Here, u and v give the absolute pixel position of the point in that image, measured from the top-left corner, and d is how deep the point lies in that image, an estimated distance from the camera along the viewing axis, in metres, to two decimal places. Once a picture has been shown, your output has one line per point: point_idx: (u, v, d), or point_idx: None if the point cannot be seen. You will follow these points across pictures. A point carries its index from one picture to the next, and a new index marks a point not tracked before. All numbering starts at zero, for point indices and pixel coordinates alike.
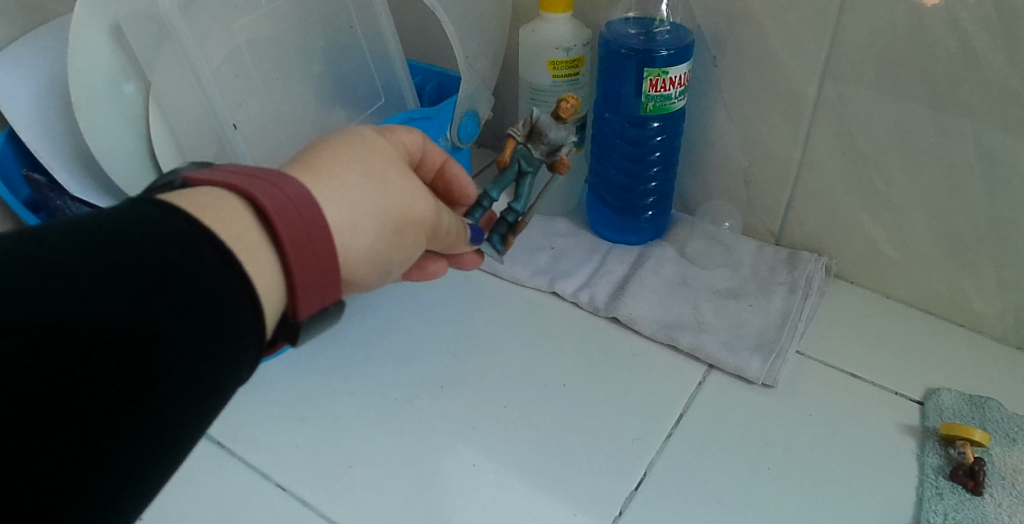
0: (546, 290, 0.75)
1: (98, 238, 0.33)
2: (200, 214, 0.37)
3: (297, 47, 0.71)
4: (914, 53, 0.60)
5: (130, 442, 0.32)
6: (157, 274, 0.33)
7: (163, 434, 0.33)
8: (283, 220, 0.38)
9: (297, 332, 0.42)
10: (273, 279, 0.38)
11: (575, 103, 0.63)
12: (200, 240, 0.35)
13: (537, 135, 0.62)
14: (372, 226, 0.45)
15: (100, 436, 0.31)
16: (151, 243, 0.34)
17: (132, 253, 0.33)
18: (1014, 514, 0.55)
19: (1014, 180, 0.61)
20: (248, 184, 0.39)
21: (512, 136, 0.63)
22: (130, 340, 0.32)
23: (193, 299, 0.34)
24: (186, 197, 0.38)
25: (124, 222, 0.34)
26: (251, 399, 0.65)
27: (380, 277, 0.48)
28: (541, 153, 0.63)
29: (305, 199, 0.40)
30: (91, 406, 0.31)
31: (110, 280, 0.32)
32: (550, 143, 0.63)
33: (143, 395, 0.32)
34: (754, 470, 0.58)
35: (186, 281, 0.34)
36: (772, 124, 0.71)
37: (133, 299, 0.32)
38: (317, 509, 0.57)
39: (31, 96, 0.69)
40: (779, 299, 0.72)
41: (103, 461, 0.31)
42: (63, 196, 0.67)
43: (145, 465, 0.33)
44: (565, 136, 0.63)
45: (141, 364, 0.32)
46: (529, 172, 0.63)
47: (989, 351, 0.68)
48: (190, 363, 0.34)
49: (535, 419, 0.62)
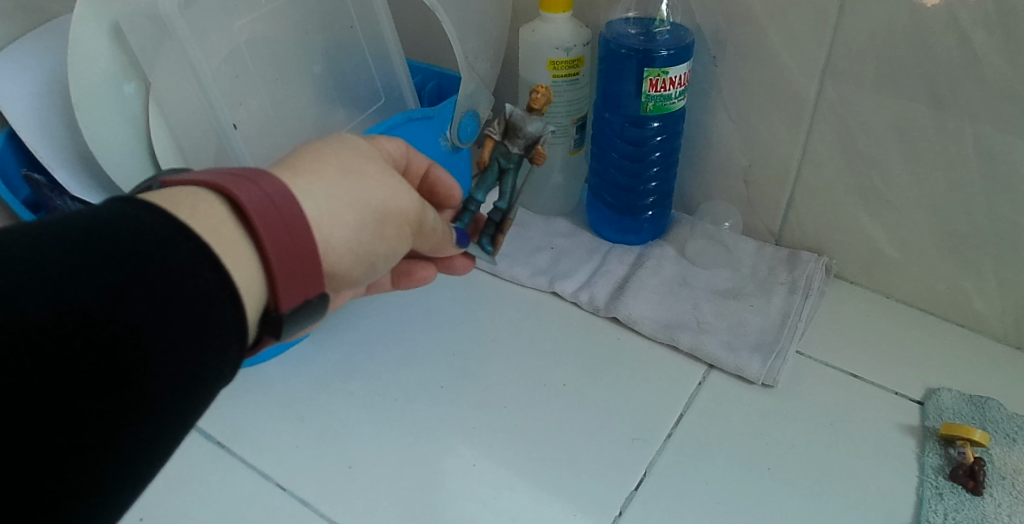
0: (546, 290, 0.75)
1: (75, 236, 0.33)
2: (173, 209, 0.37)
3: (297, 47, 0.71)
4: (913, 52, 0.61)
5: (109, 443, 0.32)
6: (132, 269, 0.33)
7: (145, 431, 0.33)
8: (260, 215, 0.38)
9: (280, 327, 0.41)
10: (250, 272, 0.38)
11: (546, 92, 0.59)
12: (177, 235, 0.35)
13: (513, 132, 0.59)
14: (353, 218, 0.44)
15: (79, 436, 0.31)
16: (124, 238, 0.33)
17: (108, 252, 0.33)
18: (1013, 514, 0.55)
19: (1015, 179, 0.61)
20: (224, 180, 0.39)
21: (489, 136, 0.60)
22: (105, 338, 0.32)
23: (169, 293, 0.34)
24: (163, 195, 0.38)
25: (98, 216, 0.34)
26: (251, 400, 0.65)
27: (365, 268, 0.47)
28: (519, 148, 0.59)
29: (282, 194, 0.40)
30: (67, 405, 0.31)
31: (87, 278, 0.32)
32: (529, 137, 0.60)
33: (120, 392, 0.32)
34: (754, 469, 0.59)
35: (163, 275, 0.34)
36: (773, 125, 0.71)
37: (107, 295, 0.32)
38: (317, 509, 0.57)
39: (28, 99, 0.69)
40: (778, 299, 0.73)
41: (84, 462, 0.31)
42: (63, 196, 0.67)
43: (129, 463, 0.33)
44: (543, 125, 0.59)
45: (117, 361, 0.32)
46: (511, 169, 0.60)
47: (989, 351, 0.68)
48: (172, 358, 0.34)
49: (537, 419, 0.62)
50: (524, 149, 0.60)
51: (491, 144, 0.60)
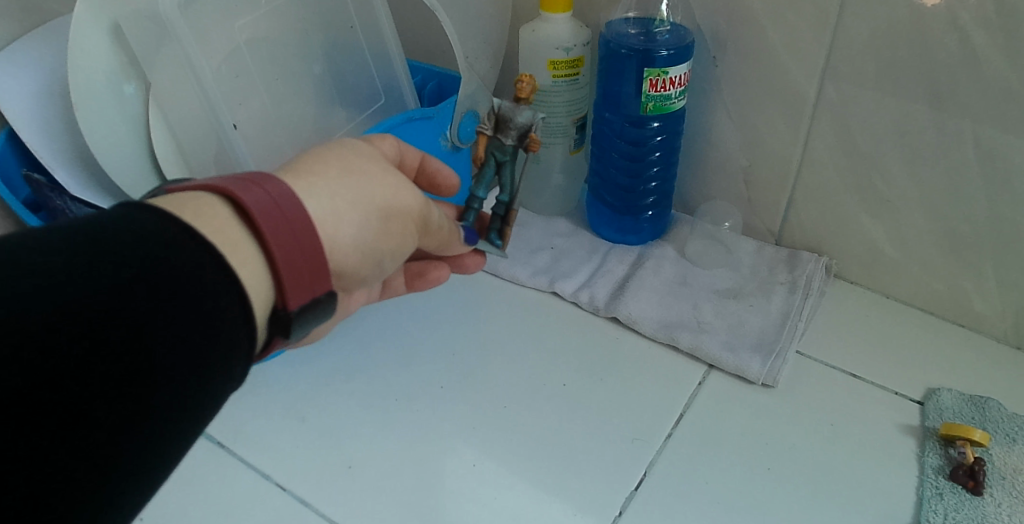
0: (546, 290, 0.75)
1: (81, 239, 0.33)
2: (179, 213, 0.37)
3: (297, 47, 0.71)
4: (914, 53, 0.61)
5: (120, 444, 0.32)
6: (137, 271, 0.33)
7: (155, 432, 0.33)
8: (264, 216, 0.38)
9: (289, 326, 0.41)
10: (257, 273, 0.38)
11: (530, 80, 0.59)
12: (183, 237, 0.35)
13: (504, 124, 0.59)
14: (357, 217, 0.44)
15: (90, 437, 0.31)
16: (129, 239, 0.33)
17: (113, 254, 0.33)
18: (1013, 514, 0.55)
19: (1015, 179, 0.61)
20: (227, 183, 0.39)
21: (481, 132, 0.60)
22: (113, 338, 0.32)
23: (175, 293, 0.34)
24: (167, 200, 0.38)
25: (102, 220, 0.34)
26: (251, 401, 0.65)
27: (371, 265, 0.47)
28: (512, 139, 0.59)
29: (286, 195, 0.40)
30: (77, 406, 0.31)
31: (94, 279, 0.32)
32: (520, 127, 0.60)
33: (129, 392, 0.32)
34: (754, 469, 0.59)
35: (170, 275, 0.34)
36: (773, 125, 0.71)
37: (114, 296, 0.32)
38: (317, 509, 0.57)
39: (28, 99, 0.69)
40: (780, 299, 0.73)
41: (96, 463, 0.31)
42: (63, 196, 0.67)
43: (140, 464, 0.33)
44: (533, 114, 0.60)
45: (126, 361, 0.32)
46: (508, 161, 0.60)
47: (988, 351, 0.69)
48: (179, 358, 0.34)
49: (536, 419, 0.62)
50: (517, 140, 0.60)
51: (484, 139, 0.60)
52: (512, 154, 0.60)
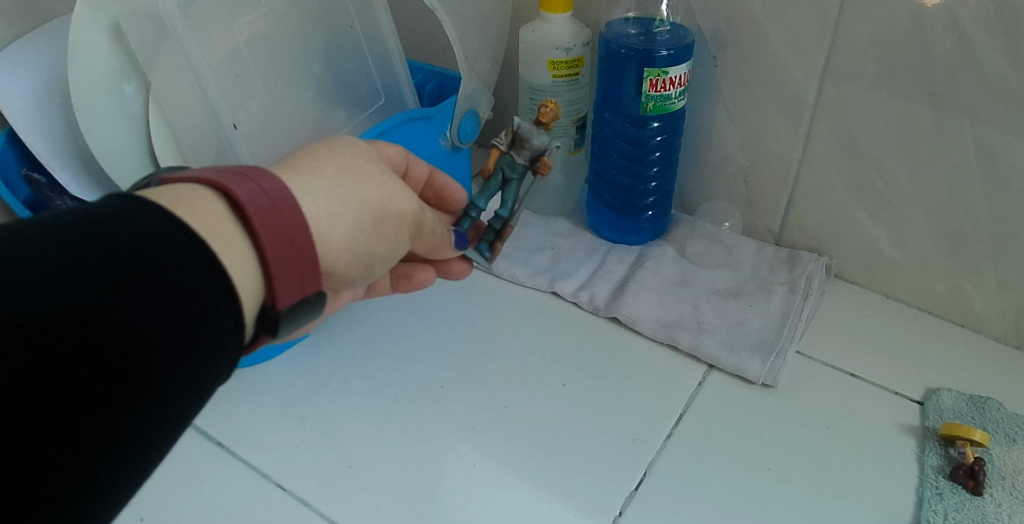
0: (546, 290, 0.75)
1: (72, 233, 0.32)
2: (172, 207, 0.37)
3: (297, 47, 0.71)
4: (913, 53, 0.61)
5: (106, 440, 0.32)
6: (129, 266, 0.33)
7: (141, 429, 0.33)
8: (258, 212, 0.38)
9: (277, 325, 0.41)
10: (247, 270, 0.38)
11: (554, 107, 0.63)
12: (175, 231, 0.35)
13: (519, 143, 0.60)
14: (351, 217, 0.44)
15: (77, 433, 0.31)
16: (121, 234, 0.33)
17: (104, 249, 0.33)
18: (1014, 514, 0.55)
19: (1015, 179, 0.61)
20: (222, 177, 0.39)
21: (495, 146, 0.61)
22: (102, 334, 0.32)
23: (167, 290, 0.34)
24: (161, 192, 0.38)
25: (95, 213, 0.34)
26: (251, 400, 0.65)
27: (362, 268, 0.47)
28: (525, 159, 0.60)
29: (280, 190, 0.40)
30: (65, 402, 0.31)
31: (85, 273, 0.32)
32: (535, 149, 0.60)
33: (117, 389, 0.32)
34: (754, 470, 0.58)
35: (161, 272, 0.34)
36: (773, 125, 0.71)
37: (104, 291, 0.32)
38: (317, 509, 0.57)
39: (29, 99, 0.69)
40: (778, 299, 0.73)
41: (81, 458, 0.31)
42: (63, 196, 0.67)
43: (126, 459, 0.33)
44: (548, 141, 0.61)
45: (114, 358, 0.32)
46: (515, 179, 0.60)
47: (989, 351, 0.68)
48: (168, 355, 0.34)
49: (537, 419, 0.62)
50: (529, 161, 0.61)
51: (496, 153, 0.60)
52: (520, 173, 0.60)
